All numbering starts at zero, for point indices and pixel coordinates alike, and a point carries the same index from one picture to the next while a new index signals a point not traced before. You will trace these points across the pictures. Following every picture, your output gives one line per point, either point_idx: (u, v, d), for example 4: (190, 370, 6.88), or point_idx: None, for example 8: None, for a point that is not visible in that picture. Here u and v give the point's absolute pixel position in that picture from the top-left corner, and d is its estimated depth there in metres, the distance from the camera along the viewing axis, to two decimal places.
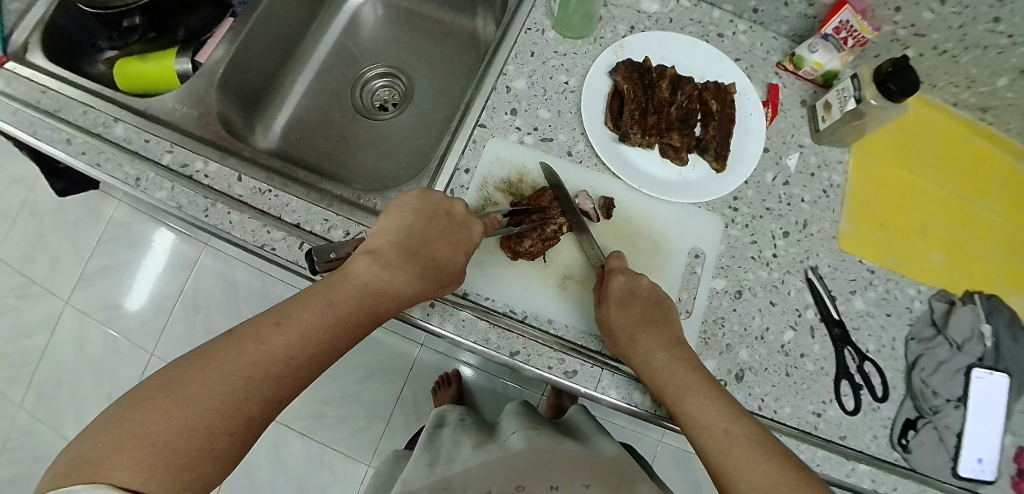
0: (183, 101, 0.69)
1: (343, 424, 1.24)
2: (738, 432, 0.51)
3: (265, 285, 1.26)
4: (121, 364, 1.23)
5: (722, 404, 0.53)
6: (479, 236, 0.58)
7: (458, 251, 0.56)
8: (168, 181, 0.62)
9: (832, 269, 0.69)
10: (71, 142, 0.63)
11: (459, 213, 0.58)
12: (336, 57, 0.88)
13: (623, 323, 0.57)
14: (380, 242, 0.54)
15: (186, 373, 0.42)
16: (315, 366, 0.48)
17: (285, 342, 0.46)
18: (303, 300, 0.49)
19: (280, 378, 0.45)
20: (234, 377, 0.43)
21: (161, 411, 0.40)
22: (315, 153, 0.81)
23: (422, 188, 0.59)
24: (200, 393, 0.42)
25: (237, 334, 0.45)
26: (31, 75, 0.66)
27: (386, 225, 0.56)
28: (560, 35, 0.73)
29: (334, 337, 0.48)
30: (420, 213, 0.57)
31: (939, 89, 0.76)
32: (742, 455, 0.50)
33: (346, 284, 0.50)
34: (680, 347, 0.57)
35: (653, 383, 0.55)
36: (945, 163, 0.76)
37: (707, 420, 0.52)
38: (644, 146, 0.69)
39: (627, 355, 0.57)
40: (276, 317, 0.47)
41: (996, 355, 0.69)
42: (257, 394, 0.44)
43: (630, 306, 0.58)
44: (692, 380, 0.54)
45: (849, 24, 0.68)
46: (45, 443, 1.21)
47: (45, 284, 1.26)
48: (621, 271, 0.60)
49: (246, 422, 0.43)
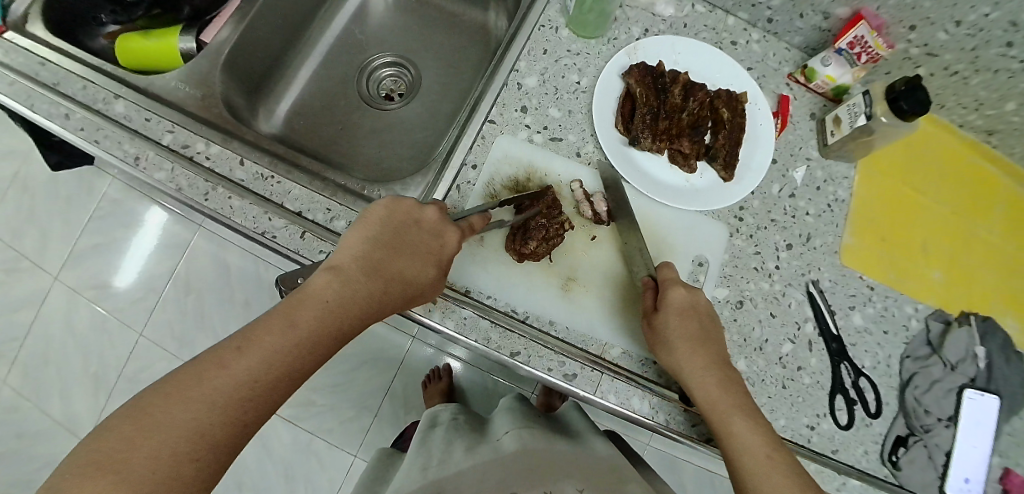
0: (186, 80, 0.67)
1: (332, 414, 1.23)
2: (782, 460, 0.50)
3: (258, 270, 1.24)
4: (108, 344, 1.21)
5: (766, 430, 0.52)
6: (452, 245, 0.56)
7: (428, 260, 0.55)
8: (167, 162, 0.60)
9: (832, 284, 0.70)
10: (70, 117, 0.61)
11: (428, 221, 0.57)
12: (344, 44, 0.86)
13: (680, 335, 0.56)
14: (344, 256, 0.51)
15: (149, 401, 0.39)
16: (287, 382, 0.45)
17: (250, 363, 0.43)
18: (268, 318, 0.46)
19: (249, 400, 0.42)
20: (198, 402, 0.40)
21: (122, 442, 0.37)
22: (319, 140, 0.79)
23: (389, 197, 0.57)
24: (165, 422, 0.38)
25: (201, 358, 0.42)
26: (29, 46, 0.64)
27: (351, 239, 0.53)
28: (574, 33, 0.72)
29: (302, 353, 0.45)
30: (387, 224, 0.55)
31: (947, 109, 0.76)
32: (785, 482, 0.48)
33: (310, 300, 0.47)
34: (729, 368, 0.56)
35: (701, 396, 0.54)
36: (949, 183, 0.77)
37: (750, 441, 0.51)
38: (654, 151, 0.68)
39: (678, 365, 0.55)
40: (238, 339, 0.43)
41: (989, 377, 0.70)
42: (224, 418, 0.41)
43: (689, 320, 0.57)
44: (740, 402, 0.53)
45: (863, 39, 0.68)
46: (28, 421, 1.19)
47: (32, 259, 1.24)
48: (680, 283, 0.59)
49: (214, 448, 0.40)
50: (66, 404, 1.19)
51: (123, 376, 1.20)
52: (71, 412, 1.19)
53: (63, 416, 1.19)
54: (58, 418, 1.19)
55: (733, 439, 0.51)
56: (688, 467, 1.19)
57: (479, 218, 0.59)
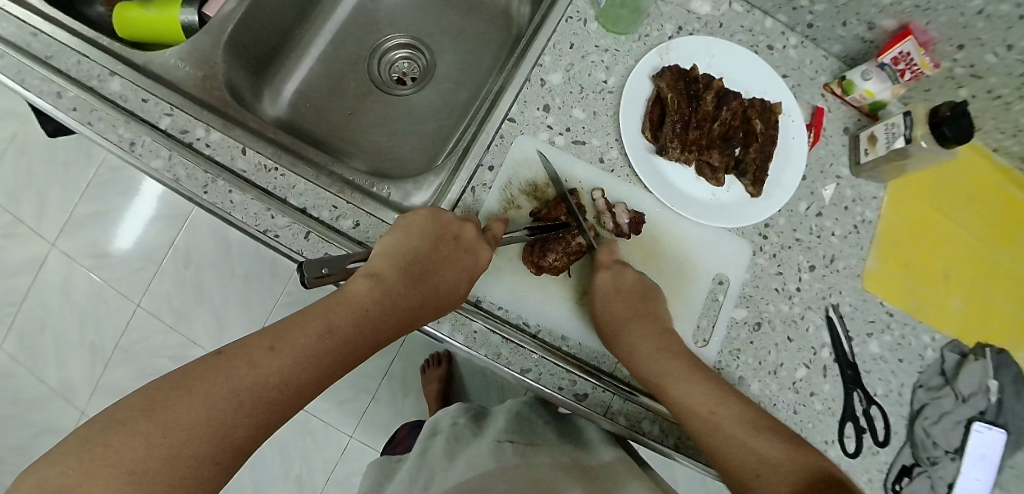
0: (187, 58, 0.61)
1: (326, 396, 1.22)
2: (723, 411, 0.52)
3: (257, 247, 1.20)
4: (101, 315, 1.18)
5: (710, 386, 0.53)
6: (486, 261, 0.55)
7: (461, 276, 0.54)
8: (165, 148, 0.56)
9: (852, 308, 0.68)
10: (62, 96, 0.56)
11: (467, 236, 0.55)
12: (355, 20, 0.81)
13: (611, 320, 0.57)
14: (384, 263, 0.50)
15: (171, 393, 0.38)
16: (311, 389, 0.43)
17: (280, 366, 0.41)
18: (303, 321, 0.44)
19: (274, 404, 0.41)
20: (222, 401, 0.39)
21: (141, 436, 0.35)
22: (325, 125, 0.75)
23: (431, 206, 0.56)
24: (186, 417, 0.37)
25: (228, 354, 0.41)
26: (16, 11, 0.59)
27: (389, 246, 0.52)
28: (603, 28, 0.67)
29: (329, 362, 0.44)
30: (427, 235, 0.53)
31: (984, 133, 0.73)
32: (728, 431, 0.51)
33: (347, 307, 0.46)
34: (665, 336, 0.57)
35: (641, 373, 0.55)
36: (977, 209, 0.74)
37: (693, 404, 0.52)
38: (681, 161, 0.64)
39: (612, 347, 0.57)
40: (269, 339, 0.42)
41: (998, 410, 0.69)
42: (246, 419, 0.40)
43: (617, 301, 0.57)
44: (675, 368, 0.54)
45: (909, 56, 0.64)
46: (19, 387, 1.16)
47: (28, 224, 1.19)
48: (608, 266, 0.58)
49: (232, 451, 0.39)
50: (63, 372, 1.17)
51: (116, 347, 1.17)
52: (68, 380, 1.16)
53: (60, 385, 1.16)
54: (54, 385, 1.16)
55: (677, 403, 0.53)
56: (679, 467, 1.20)
57: (497, 222, 0.58)
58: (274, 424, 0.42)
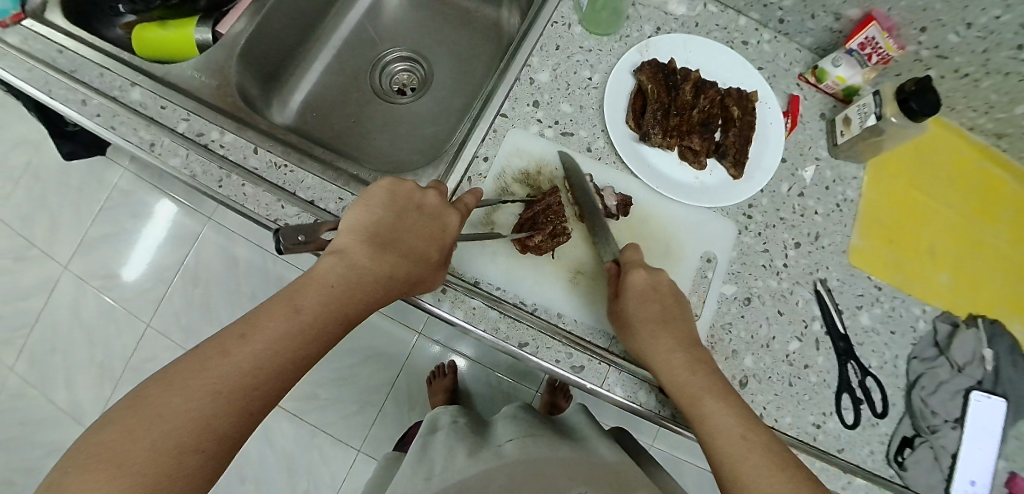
0: (201, 69, 0.68)
1: (336, 408, 1.24)
2: (752, 440, 0.50)
3: (267, 263, 1.25)
4: (115, 334, 1.22)
5: (740, 410, 0.52)
6: (453, 226, 0.57)
7: (427, 244, 0.55)
8: (182, 148, 0.61)
9: (840, 283, 0.70)
10: (87, 104, 0.62)
11: (430, 204, 0.57)
12: (358, 38, 0.87)
13: (644, 321, 0.56)
14: (347, 241, 0.53)
15: (153, 391, 0.41)
16: (290, 369, 0.46)
17: (251, 351, 0.44)
18: (271, 308, 0.47)
19: (252, 388, 0.44)
20: (198, 393, 0.42)
21: (128, 434, 0.39)
22: (331, 133, 0.80)
23: (392, 178, 0.58)
24: (165, 412, 0.40)
25: (203, 348, 0.44)
26: (48, 34, 0.65)
27: (352, 222, 0.54)
28: (586, 30, 0.72)
29: (303, 342, 0.46)
30: (389, 208, 0.55)
31: (957, 112, 0.77)
32: (755, 462, 0.49)
33: (314, 287, 0.49)
34: (696, 347, 0.57)
35: (671, 381, 0.54)
36: (958, 186, 0.77)
37: (722, 422, 0.51)
38: (663, 147, 0.69)
39: (641, 348, 0.56)
40: (240, 328, 0.45)
41: (996, 379, 0.70)
42: (229, 408, 0.42)
43: (651, 301, 0.57)
44: (710, 382, 0.54)
45: (874, 40, 0.69)
46: (34, 408, 1.19)
47: (42, 248, 1.25)
48: (642, 267, 0.59)
49: (217, 439, 0.41)
50: (73, 391, 1.20)
51: (129, 365, 1.21)
52: (78, 399, 1.20)
53: (70, 404, 1.19)
54: (64, 405, 1.19)
55: (704, 420, 0.52)
56: (689, 468, 1.20)
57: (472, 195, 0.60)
58: (263, 409, 0.45)
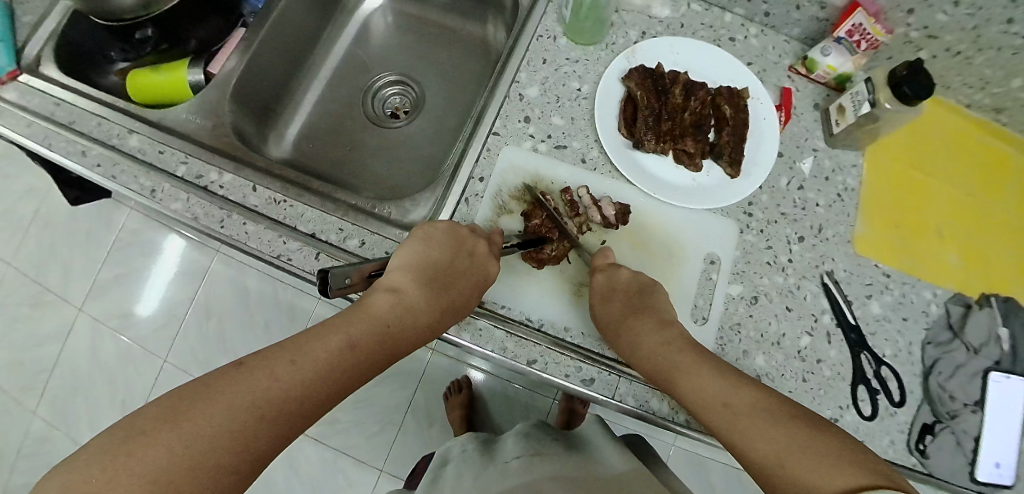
0: (196, 112, 0.70)
1: (356, 430, 1.24)
2: (736, 401, 0.50)
3: (276, 291, 1.26)
4: (132, 372, 1.24)
5: (718, 375, 0.52)
6: (494, 275, 0.59)
7: (473, 290, 0.58)
8: (183, 192, 0.62)
9: (847, 273, 0.69)
10: (87, 154, 0.63)
11: (480, 252, 0.59)
12: (348, 66, 0.88)
13: (610, 321, 0.59)
14: (401, 278, 0.55)
15: (192, 404, 0.41)
16: (328, 403, 0.47)
17: (302, 379, 0.45)
18: (323, 336, 0.48)
19: (293, 416, 0.44)
20: (243, 411, 0.42)
21: (164, 445, 0.38)
22: (329, 162, 0.81)
23: (449, 222, 0.61)
24: (207, 428, 0.40)
25: (250, 365, 0.44)
26: (45, 88, 0.67)
27: (408, 258, 0.57)
28: (572, 41, 0.72)
29: (347, 377, 0.48)
30: (445, 249, 0.58)
31: (952, 90, 0.76)
32: (745, 421, 0.48)
33: (367, 321, 0.51)
34: (666, 328, 0.57)
35: (648, 369, 0.56)
36: (960, 165, 0.76)
37: (701, 394, 0.51)
38: (658, 152, 0.68)
39: (616, 345, 0.59)
40: (292, 353, 0.46)
41: (1014, 359, 0.69)
42: (267, 432, 0.43)
43: (611, 302, 0.59)
44: (681, 358, 0.54)
45: (861, 27, 0.68)
46: (58, 451, 1.21)
47: (55, 293, 1.27)
48: (603, 269, 0.61)
49: (250, 462, 0.42)
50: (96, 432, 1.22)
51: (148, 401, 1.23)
52: None
53: None
54: None
55: (688, 396, 0.52)
56: (713, 465, 1.19)
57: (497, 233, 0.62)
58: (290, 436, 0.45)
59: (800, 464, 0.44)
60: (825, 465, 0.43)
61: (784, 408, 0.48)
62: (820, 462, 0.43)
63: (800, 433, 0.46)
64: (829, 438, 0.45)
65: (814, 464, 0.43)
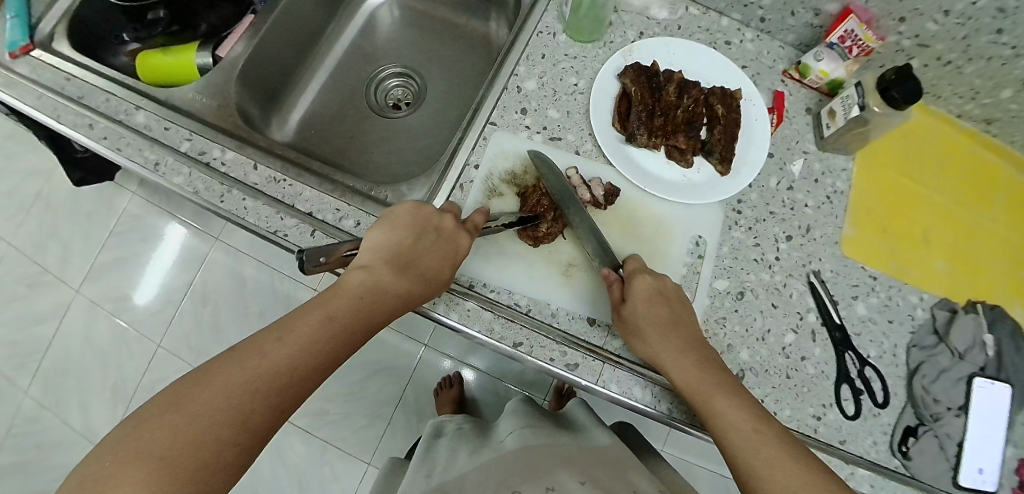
0: (201, 92, 0.72)
1: (346, 422, 1.25)
2: (765, 431, 0.52)
3: (274, 280, 1.28)
4: (127, 355, 1.25)
5: (749, 405, 0.54)
6: (466, 247, 0.59)
7: (445, 262, 0.57)
8: (185, 167, 0.64)
9: (834, 274, 0.70)
10: (94, 127, 0.65)
11: (447, 227, 0.59)
12: (353, 57, 0.90)
13: (652, 325, 0.57)
14: (372, 256, 0.55)
15: (191, 389, 0.42)
16: (319, 374, 0.48)
17: (287, 353, 0.46)
18: (303, 314, 0.49)
19: (285, 388, 0.45)
20: (237, 389, 0.43)
21: (165, 428, 0.40)
22: (330, 149, 0.83)
23: (413, 202, 0.60)
24: (204, 407, 0.41)
25: (239, 349, 0.45)
26: (56, 63, 0.69)
27: (377, 240, 0.57)
28: (571, 39, 0.74)
29: (332, 346, 0.48)
30: (411, 227, 0.58)
31: (943, 100, 0.77)
32: (772, 452, 0.50)
33: (342, 296, 0.51)
34: (704, 348, 0.58)
35: (683, 380, 0.55)
36: (950, 174, 0.77)
37: (733, 417, 0.52)
38: (650, 147, 0.70)
39: (656, 352, 0.57)
40: (275, 332, 0.47)
41: (999, 365, 0.69)
42: (263, 405, 0.44)
43: (658, 306, 0.59)
44: (721, 380, 0.55)
45: (853, 33, 0.70)
46: (49, 430, 1.22)
47: (55, 274, 1.29)
48: (645, 273, 0.61)
49: (250, 435, 0.43)
50: (88, 413, 1.23)
51: (141, 385, 1.23)
52: (92, 422, 1.22)
53: (84, 426, 1.22)
54: (79, 427, 1.22)
55: (716, 415, 0.53)
56: (702, 472, 1.19)
57: (479, 214, 0.62)
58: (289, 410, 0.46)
59: None
60: None
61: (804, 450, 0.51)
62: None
63: (817, 476, 0.49)
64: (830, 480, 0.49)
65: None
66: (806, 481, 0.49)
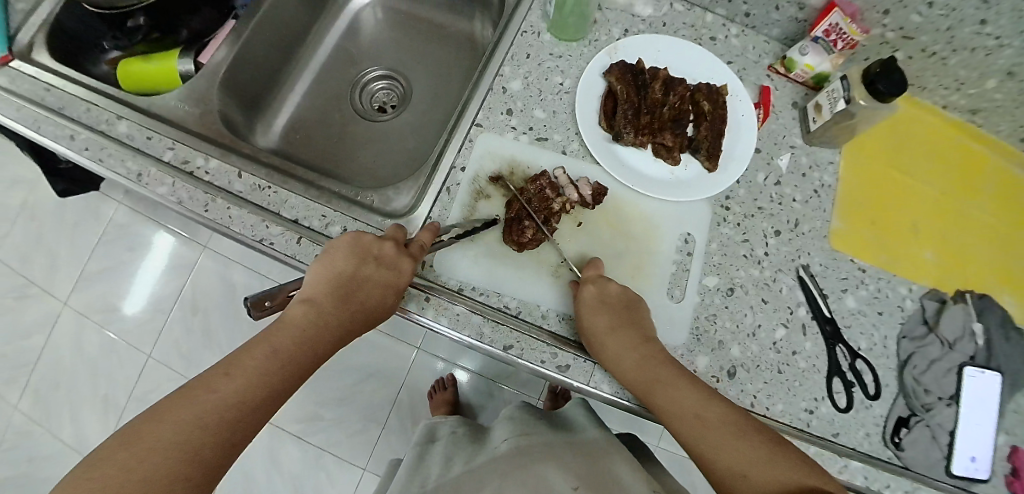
0: (184, 100, 0.71)
1: (343, 425, 1.24)
2: (709, 413, 0.51)
3: (266, 286, 1.27)
4: (119, 365, 1.24)
5: (694, 391, 0.53)
6: (409, 272, 0.58)
7: (389, 289, 0.57)
8: (168, 177, 0.63)
9: (823, 267, 0.70)
10: (75, 139, 0.64)
11: (388, 253, 0.58)
12: (338, 60, 0.90)
13: (595, 329, 0.58)
14: (316, 289, 0.54)
15: (142, 427, 0.41)
16: (268, 407, 0.47)
17: (236, 388, 0.45)
18: (248, 350, 0.48)
19: (237, 422, 0.44)
20: (188, 426, 0.42)
21: (115, 468, 0.38)
22: (315, 153, 0.82)
23: (353, 232, 0.59)
24: (155, 446, 0.40)
25: (187, 387, 0.45)
26: (35, 74, 0.68)
27: (317, 273, 0.56)
28: (556, 37, 0.74)
29: (279, 379, 0.48)
30: (351, 256, 0.57)
31: (929, 91, 0.77)
32: (715, 436, 0.49)
33: (286, 330, 0.51)
34: (650, 342, 0.57)
35: (627, 379, 0.56)
36: (936, 165, 0.77)
37: (677, 406, 0.52)
38: (638, 145, 0.70)
39: (602, 355, 0.57)
40: (223, 368, 0.46)
41: (989, 354, 0.69)
42: (214, 440, 0.43)
43: (599, 312, 0.58)
44: (662, 371, 0.54)
45: (838, 26, 0.69)
46: (41, 444, 1.21)
47: (40, 285, 1.27)
48: (594, 281, 0.61)
49: (203, 470, 0.41)
50: (80, 426, 1.21)
51: (134, 395, 1.22)
52: (85, 434, 1.21)
53: (77, 439, 1.21)
54: (72, 440, 1.21)
55: (664, 408, 0.53)
56: (698, 469, 1.19)
57: (429, 232, 0.60)
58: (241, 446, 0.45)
59: (763, 476, 0.46)
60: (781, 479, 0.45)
61: (760, 427, 0.50)
62: (778, 477, 0.45)
63: (763, 451, 0.47)
64: (790, 455, 0.47)
65: (776, 479, 0.45)
66: (755, 457, 0.47)
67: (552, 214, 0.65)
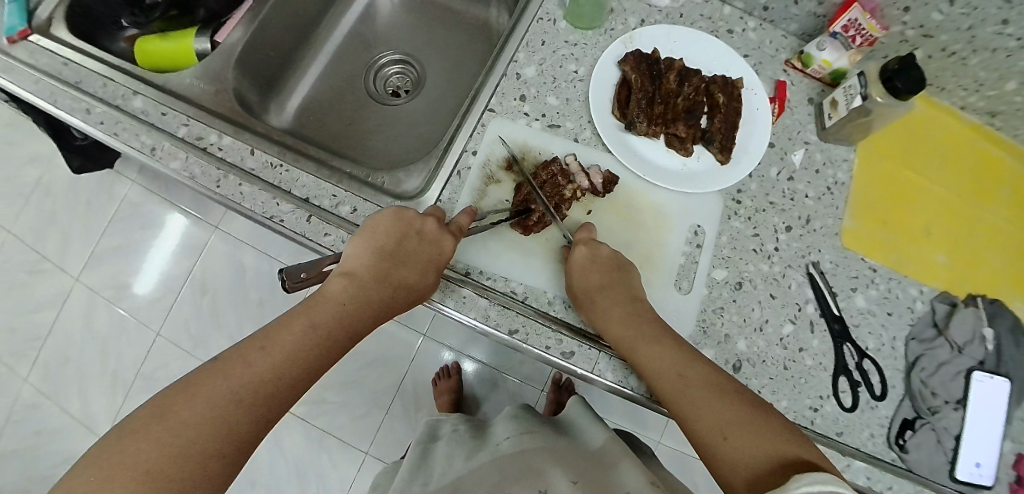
0: (198, 76, 0.71)
1: (345, 411, 1.25)
2: (691, 373, 0.52)
3: (272, 269, 1.28)
4: (125, 342, 1.25)
5: (676, 351, 0.54)
6: (450, 250, 0.58)
7: (428, 267, 0.57)
8: (182, 151, 0.64)
9: (833, 265, 0.69)
10: (90, 111, 0.65)
11: (429, 230, 0.58)
12: (352, 44, 0.90)
13: (586, 289, 0.59)
14: (354, 265, 0.55)
15: (178, 398, 0.42)
16: (302, 383, 0.48)
17: (271, 363, 0.46)
18: (285, 323, 0.49)
19: (270, 397, 0.45)
20: (223, 400, 0.43)
21: (151, 439, 0.39)
22: (326, 134, 0.82)
23: (395, 206, 0.59)
24: (190, 419, 0.41)
25: (223, 360, 0.45)
26: (53, 47, 0.68)
27: (357, 246, 0.56)
28: (571, 26, 0.74)
29: (315, 354, 0.48)
30: (391, 232, 0.57)
31: (947, 92, 0.76)
32: (696, 396, 0.50)
33: (324, 305, 0.51)
34: (637, 303, 0.58)
35: (612, 337, 0.57)
36: (952, 166, 0.76)
37: (659, 365, 0.53)
38: (650, 135, 0.69)
39: (591, 314, 0.58)
40: (259, 341, 0.47)
41: (998, 360, 0.68)
42: (248, 415, 0.44)
43: (590, 273, 0.59)
44: (645, 331, 0.55)
45: (857, 22, 0.69)
46: (47, 418, 1.22)
47: (52, 260, 1.28)
48: (585, 242, 0.61)
49: (236, 445, 0.42)
50: (85, 401, 1.23)
51: (139, 373, 1.23)
52: (90, 410, 1.22)
53: (82, 414, 1.22)
54: (77, 415, 1.22)
55: (647, 367, 0.54)
56: (699, 467, 1.19)
57: (466, 216, 0.61)
58: (273, 421, 0.46)
59: (739, 436, 0.47)
60: (759, 440, 0.46)
61: (740, 389, 0.51)
62: (757, 437, 0.47)
63: (743, 413, 0.48)
64: (769, 418, 0.48)
65: (754, 441, 0.47)
66: (734, 418, 0.48)
67: (561, 202, 0.65)
